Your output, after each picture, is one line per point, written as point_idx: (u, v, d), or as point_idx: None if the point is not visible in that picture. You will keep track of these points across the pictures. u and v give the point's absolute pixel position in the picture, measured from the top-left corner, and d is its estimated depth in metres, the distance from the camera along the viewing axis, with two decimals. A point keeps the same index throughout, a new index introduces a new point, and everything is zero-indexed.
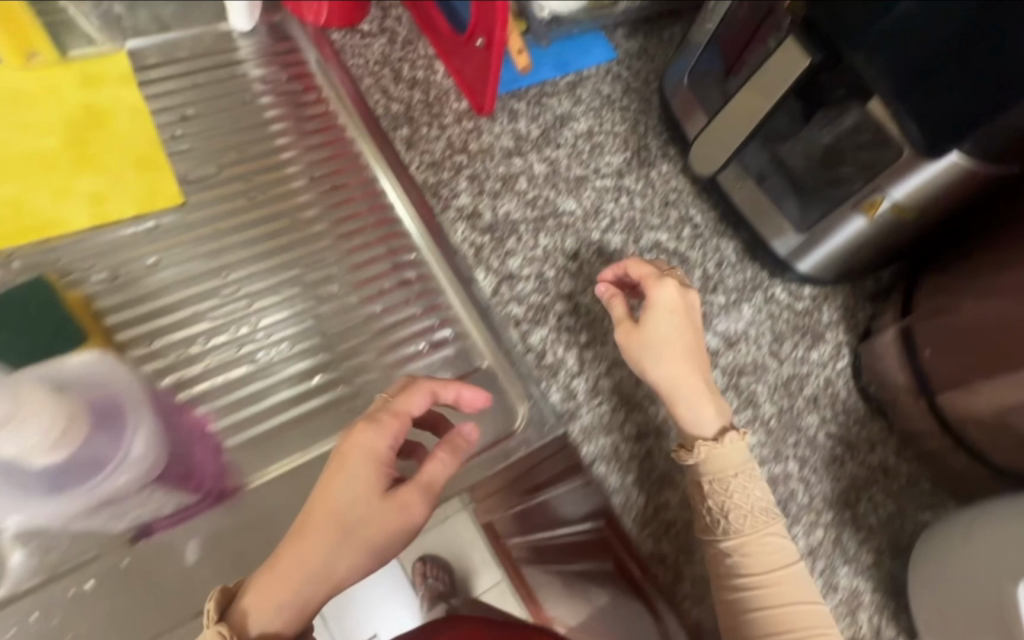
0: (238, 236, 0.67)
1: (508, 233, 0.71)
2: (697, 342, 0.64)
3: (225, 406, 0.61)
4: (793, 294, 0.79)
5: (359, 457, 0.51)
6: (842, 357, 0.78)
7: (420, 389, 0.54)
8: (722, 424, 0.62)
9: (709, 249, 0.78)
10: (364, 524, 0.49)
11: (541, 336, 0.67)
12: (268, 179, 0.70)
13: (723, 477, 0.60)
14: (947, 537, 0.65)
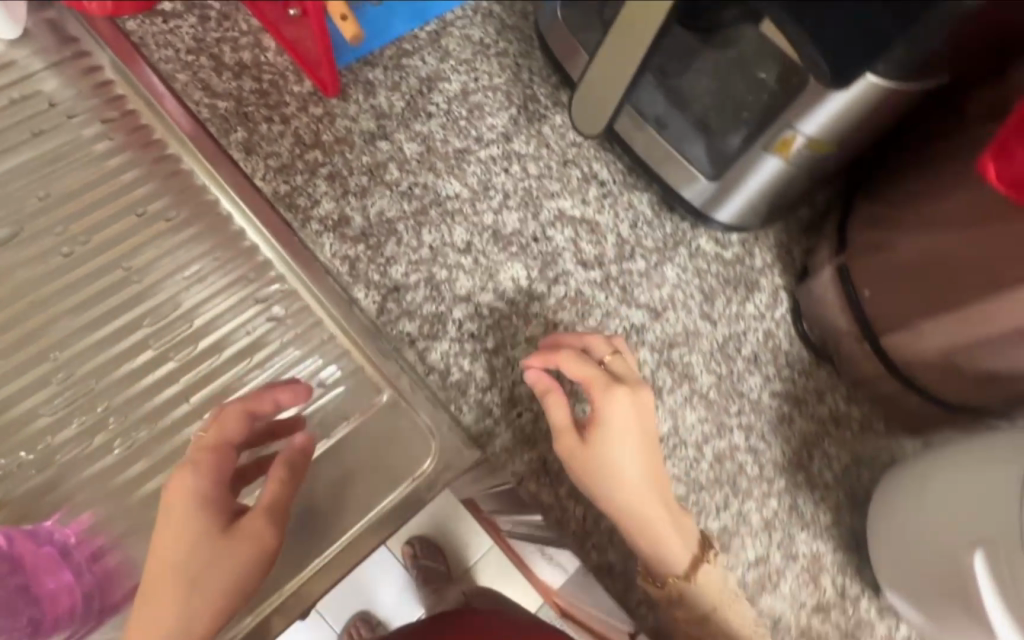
0: (58, 304, 0.55)
1: (386, 236, 0.61)
2: (660, 472, 0.53)
3: (87, 511, 0.51)
4: (719, 243, 0.71)
5: (180, 507, 0.44)
6: (780, 304, 0.71)
7: (229, 414, 0.47)
8: (693, 557, 0.53)
9: (620, 208, 0.69)
10: (205, 572, 0.43)
11: (441, 351, 0.59)
12: (86, 224, 0.57)
13: (704, 613, 0.53)
14: (907, 487, 0.60)
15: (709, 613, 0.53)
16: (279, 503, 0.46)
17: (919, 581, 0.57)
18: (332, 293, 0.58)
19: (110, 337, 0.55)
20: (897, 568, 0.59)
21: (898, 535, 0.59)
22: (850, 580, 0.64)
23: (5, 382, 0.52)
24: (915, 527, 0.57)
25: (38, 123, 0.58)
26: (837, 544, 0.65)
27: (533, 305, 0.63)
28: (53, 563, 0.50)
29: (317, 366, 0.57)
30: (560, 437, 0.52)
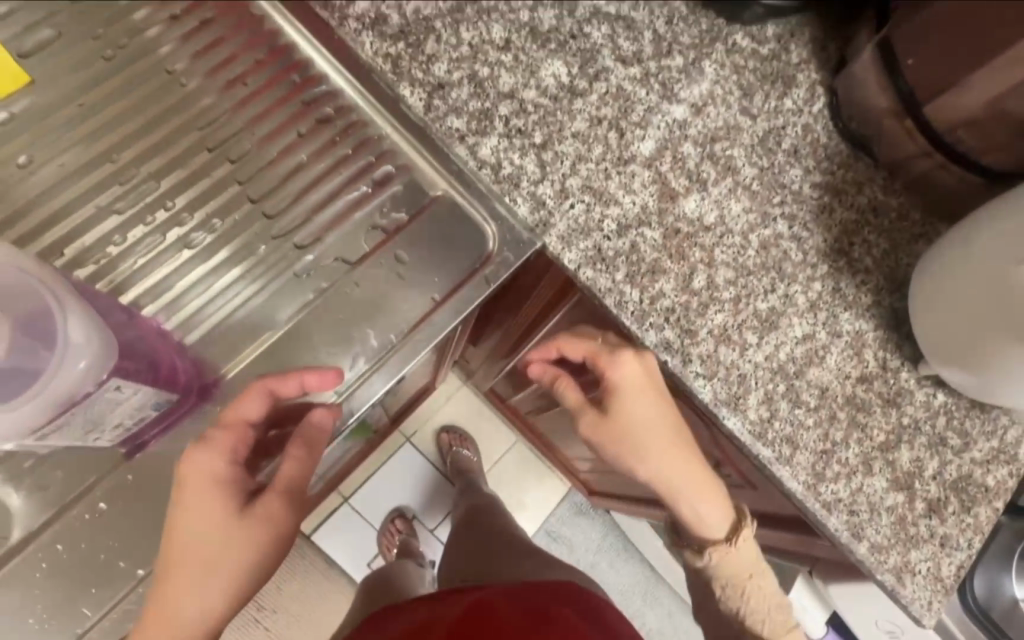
0: (117, 120, 0.59)
1: (425, 33, 0.60)
2: (686, 458, 0.59)
3: (170, 304, 0.58)
4: (755, 39, 0.70)
5: (201, 485, 0.50)
6: (818, 99, 0.71)
7: (251, 395, 0.52)
8: (717, 498, 0.59)
9: (655, 5, 0.68)
10: (228, 538, 0.50)
11: (491, 147, 0.59)
12: (132, 51, 0.61)
13: (741, 576, 0.59)
14: (947, 249, 0.62)
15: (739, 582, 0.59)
16: (296, 487, 0.53)
17: (960, 329, 0.60)
18: None
19: (166, 147, 0.60)
20: (938, 327, 0.62)
21: (943, 293, 0.61)
22: (891, 354, 0.67)
23: (81, 183, 0.58)
24: (957, 280, 0.59)
25: None
26: (877, 323, 0.67)
27: (576, 102, 0.63)
28: (156, 339, 0.54)
29: (370, 164, 0.62)
30: (579, 409, 0.59)
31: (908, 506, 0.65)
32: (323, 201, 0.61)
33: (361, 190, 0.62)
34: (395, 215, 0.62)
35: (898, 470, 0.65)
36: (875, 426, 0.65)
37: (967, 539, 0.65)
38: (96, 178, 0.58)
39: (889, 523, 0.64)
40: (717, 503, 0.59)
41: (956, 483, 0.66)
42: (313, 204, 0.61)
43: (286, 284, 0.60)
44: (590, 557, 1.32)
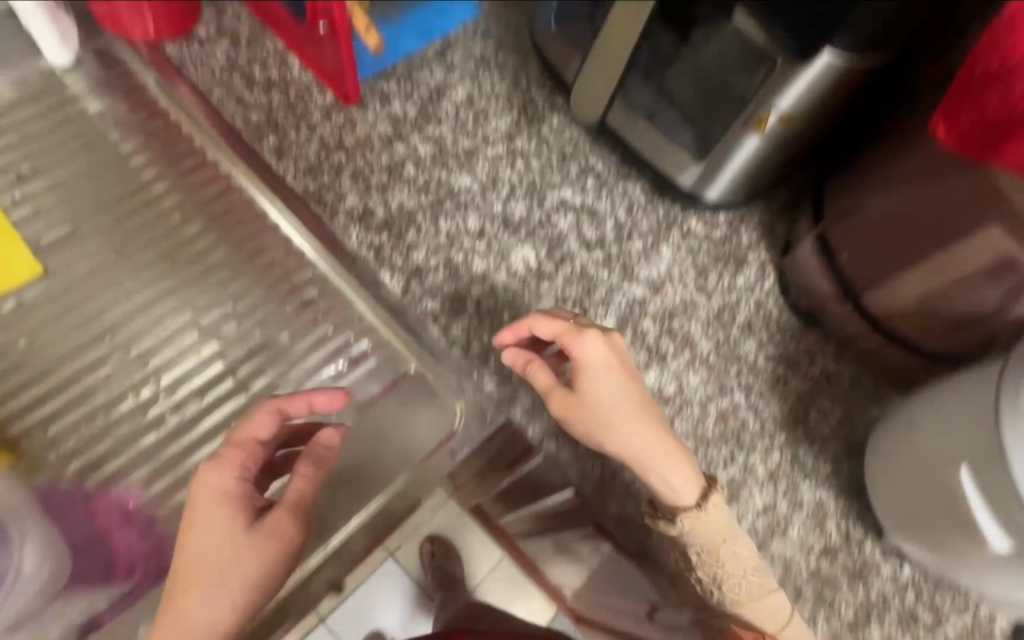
0: (112, 294, 0.60)
1: (407, 225, 0.67)
2: (637, 388, 0.57)
3: (147, 478, 0.56)
4: (707, 223, 0.78)
5: (208, 499, 0.48)
6: (768, 276, 0.77)
7: (262, 414, 0.52)
8: (682, 483, 0.56)
9: (616, 196, 0.76)
10: (235, 557, 0.47)
11: (462, 326, 0.64)
12: (138, 224, 0.63)
13: (715, 545, 0.57)
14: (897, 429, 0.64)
15: (717, 548, 0.57)
16: (305, 503, 0.51)
17: (917, 513, 0.61)
18: (361, 277, 0.64)
19: (161, 322, 0.61)
20: (897, 507, 0.63)
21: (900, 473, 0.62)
22: (853, 525, 0.68)
23: (65, 363, 0.58)
24: (910, 464, 0.61)
25: (91, 137, 0.64)
26: (838, 493, 0.69)
27: (543, 283, 0.69)
28: (116, 522, 0.54)
29: (348, 341, 0.63)
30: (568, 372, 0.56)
31: None
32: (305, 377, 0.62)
33: (337, 365, 0.63)
34: (370, 388, 0.63)
35: None
36: (843, 602, 0.65)
37: None
38: (79, 355, 0.58)
39: None
40: (667, 457, 0.56)
41: None
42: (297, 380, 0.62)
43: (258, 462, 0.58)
44: None
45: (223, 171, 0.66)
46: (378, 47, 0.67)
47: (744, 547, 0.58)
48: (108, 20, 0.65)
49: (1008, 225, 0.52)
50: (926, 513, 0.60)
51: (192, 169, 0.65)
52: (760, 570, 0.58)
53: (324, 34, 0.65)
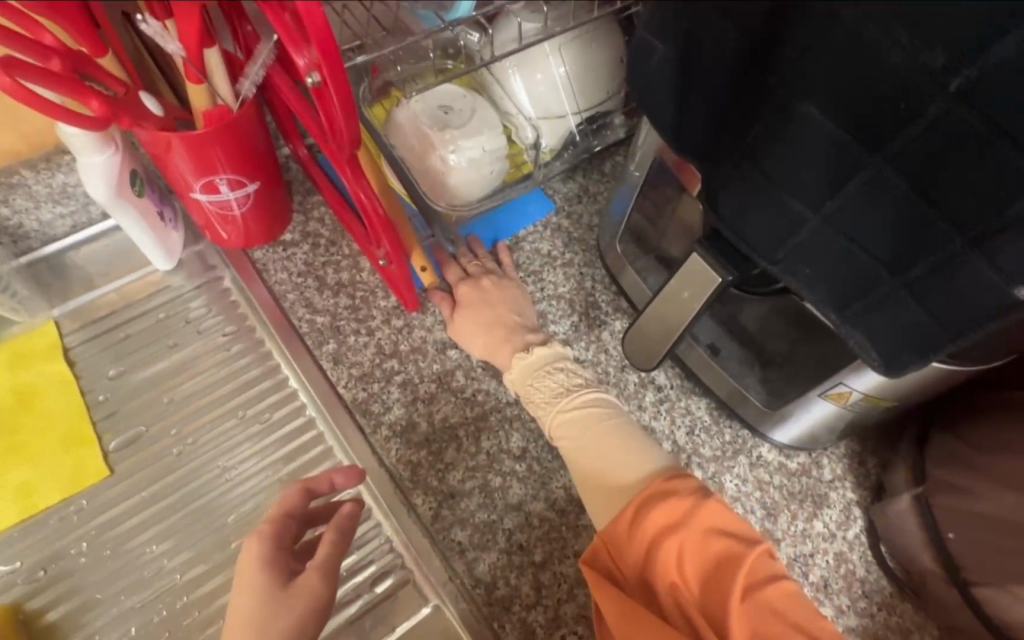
0: (161, 499, 0.62)
1: (447, 441, 0.66)
2: (503, 300, 0.69)
3: None
4: (783, 451, 0.69)
5: (249, 569, 0.48)
6: (854, 523, 0.67)
7: (289, 490, 0.53)
8: (521, 346, 0.66)
9: (677, 414, 0.70)
10: (272, 619, 0.45)
11: (490, 564, 0.61)
12: (199, 425, 0.66)
13: (525, 386, 0.64)
14: None
15: (529, 389, 0.63)
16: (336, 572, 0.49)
17: None
18: (395, 497, 0.63)
19: (200, 533, 0.61)
20: None
21: None
22: None
23: (111, 573, 0.59)
24: None
25: (175, 337, 0.70)
26: None
27: (584, 515, 0.64)
28: None
29: (374, 574, 0.61)
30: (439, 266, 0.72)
31: None
32: None
33: (361, 600, 0.60)
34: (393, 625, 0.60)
35: None
36: None
37: None
38: (125, 561, 0.59)
39: None
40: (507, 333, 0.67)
41: None
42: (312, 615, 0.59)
43: None
44: None
45: (282, 374, 0.69)
46: (433, 281, 0.71)
47: (558, 377, 0.63)
48: (207, 229, 0.71)
49: None
50: None
51: (261, 369, 0.69)
52: (575, 389, 0.62)
53: (382, 264, 0.68)
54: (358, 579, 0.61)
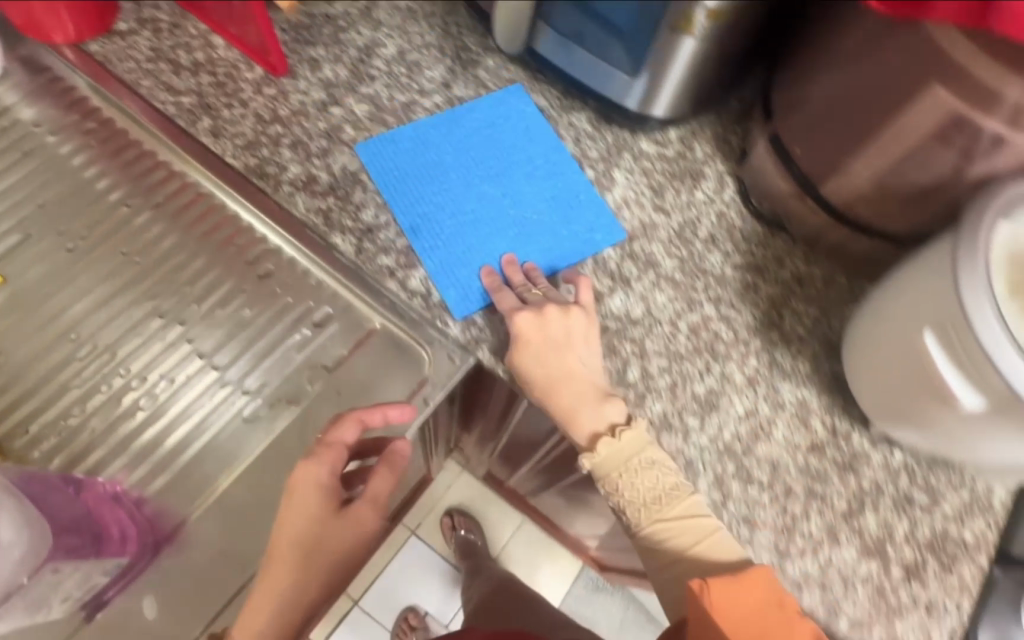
0: (70, 289, 0.64)
1: (353, 186, 0.67)
2: (571, 359, 0.61)
3: (134, 455, 0.60)
4: (659, 143, 0.75)
5: (305, 490, 0.55)
6: (728, 187, 0.75)
7: (346, 423, 0.57)
8: (604, 427, 0.60)
9: (562, 128, 0.74)
10: (322, 541, 0.54)
11: (421, 277, 0.64)
12: (86, 222, 0.66)
13: (610, 479, 0.59)
14: (880, 297, 0.60)
15: (614, 481, 0.59)
16: (383, 503, 0.57)
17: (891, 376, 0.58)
18: (314, 244, 0.65)
19: (121, 313, 0.63)
20: (874, 364, 0.60)
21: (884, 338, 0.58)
22: (838, 418, 0.68)
23: (42, 358, 0.61)
24: (885, 330, 0.58)
25: (26, 144, 0.68)
26: (820, 390, 0.68)
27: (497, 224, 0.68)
28: (107, 503, 0.58)
29: (310, 308, 0.65)
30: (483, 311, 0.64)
31: (884, 574, 0.63)
32: (267, 349, 0.64)
33: (302, 333, 0.64)
34: (337, 350, 0.64)
35: (866, 536, 0.64)
36: (834, 493, 0.65)
37: (954, 602, 0.63)
38: (53, 346, 0.62)
39: (866, 595, 0.62)
40: (596, 400, 0.60)
41: (932, 542, 0.65)
42: (260, 351, 0.63)
43: (236, 429, 0.61)
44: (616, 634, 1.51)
45: (162, 159, 0.68)
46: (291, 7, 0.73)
47: (654, 474, 0.59)
48: (28, 30, 0.66)
49: (951, 82, 0.50)
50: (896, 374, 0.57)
51: (134, 164, 0.68)
52: (671, 491, 0.59)
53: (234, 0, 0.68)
54: (295, 317, 0.65)
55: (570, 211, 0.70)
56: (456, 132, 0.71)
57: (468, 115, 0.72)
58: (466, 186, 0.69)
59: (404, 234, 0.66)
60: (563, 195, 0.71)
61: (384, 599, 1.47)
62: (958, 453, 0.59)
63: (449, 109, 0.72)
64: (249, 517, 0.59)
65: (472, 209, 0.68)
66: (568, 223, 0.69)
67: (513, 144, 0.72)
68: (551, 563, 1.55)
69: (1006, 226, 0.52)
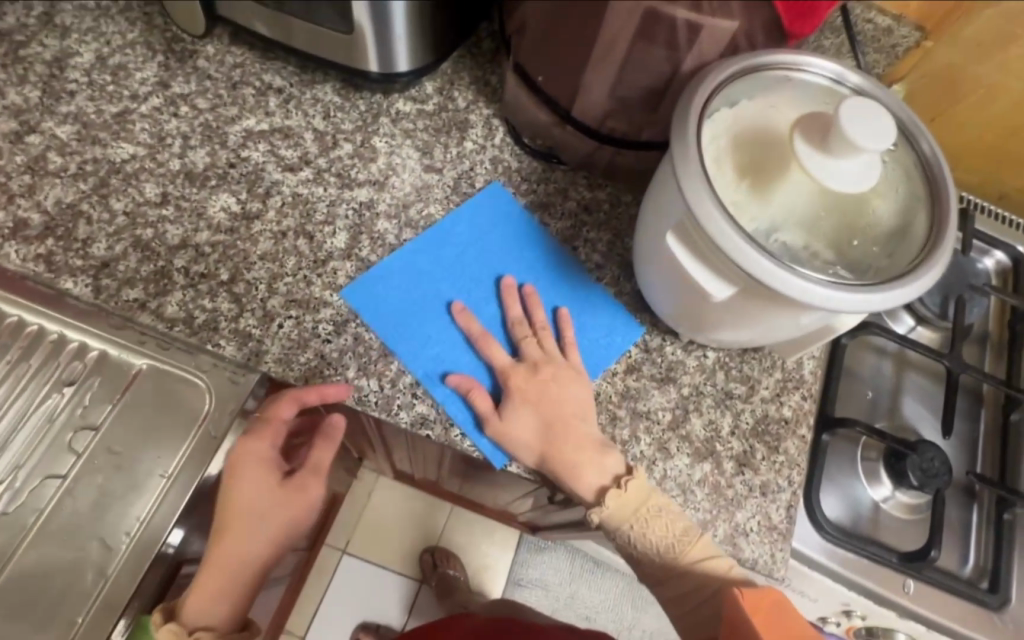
0: None
1: (74, 220, 0.59)
2: (564, 408, 0.58)
3: None
4: (417, 100, 0.71)
5: (248, 465, 0.56)
6: (497, 131, 0.72)
7: (280, 402, 0.56)
8: (608, 478, 0.57)
9: (307, 106, 0.68)
10: (272, 509, 0.57)
11: (177, 302, 0.59)
12: None
13: (624, 525, 0.56)
14: (641, 211, 0.60)
15: (626, 531, 0.56)
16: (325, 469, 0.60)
17: (664, 282, 0.58)
18: (42, 295, 0.58)
19: None
20: (653, 273, 0.60)
21: (649, 250, 0.58)
22: (649, 334, 0.68)
23: None
24: (648, 240, 0.57)
25: None
26: (627, 311, 0.68)
27: (254, 225, 0.63)
28: None
29: (57, 366, 0.58)
30: (485, 424, 0.58)
31: (717, 472, 0.65)
32: (15, 423, 0.56)
33: (56, 396, 0.57)
34: (100, 408, 0.57)
35: (696, 441, 0.66)
36: (658, 408, 0.66)
37: (786, 478, 0.66)
38: None
39: (705, 496, 0.64)
40: (598, 451, 0.57)
41: (756, 428, 0.67)
42: (7, 426, 0.56)
43: (3, 523, 0.55)
44: (568, 587, 1.50)
45: None
46: None
47: (670, 522, 0.56)
48: None
49: None
50: (668, 279, 0.57)
51: None
52: (686, 533, 0.56)
53: None
54: (43, 379, 0.57)
55: (585, 306, 0.67)
56: (442, 248, 0.65)
57: (453, 224, 0.67)
58: (472, 296, 0.64)
59: (420, 380, 0.60)
60: (573, 299, 0.67)
61: (330, 628, 1.41)
62: (752, 339, 0.61)
63: (433, 225, 0.67)
64: (40, 610, 0.53)
65: (484, 321, 0.63)
66: (584, 330, 0.66)
67: (510, 252, 0.67)
68: (490, 540, 1.53)
69: (716, 112, 0.52)
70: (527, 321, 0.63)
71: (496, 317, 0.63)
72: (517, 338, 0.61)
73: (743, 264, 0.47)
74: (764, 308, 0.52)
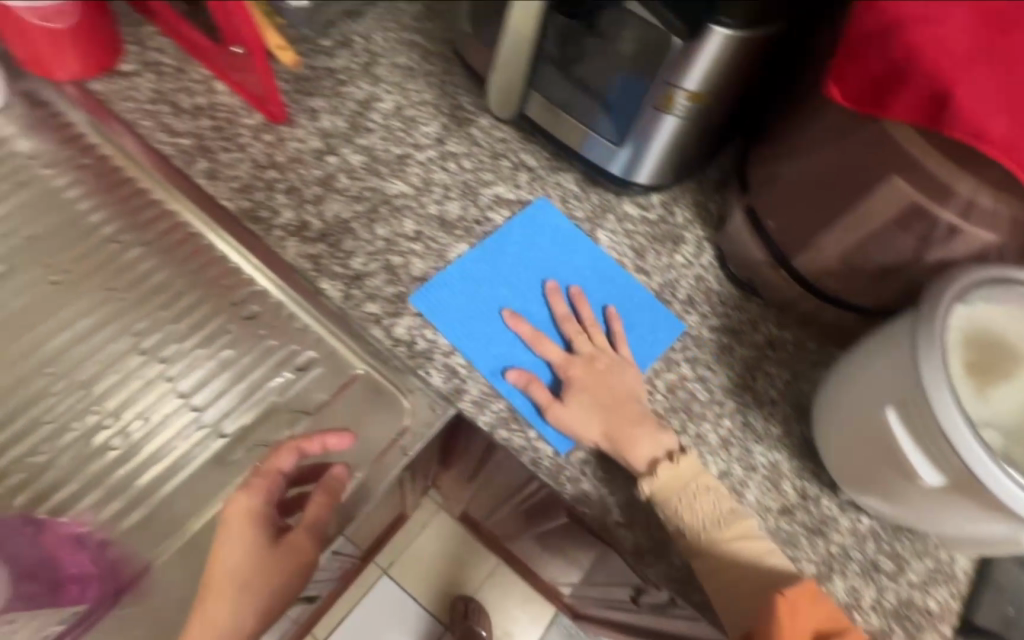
0: (62, 317, 0.67)
1: (343, 234, 0.68)
2: (620, 391, 0.64)
3: (102, 497, 0.62)
4: (642, 206, 0.79)
5: (239, 521, 0.57)
6: (705, 252, 0.77)
7: (283, 451, 0.60)
8: (662, 452, 0.62)
9: (550, 188, 0.77)
10: (257, 571, 0.55)
11: (406, 325, 0.65)
12: (83, 251, 0.69)
13: (672, 496, 0.59)
14: (840, 374, 0.63)
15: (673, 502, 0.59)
16: (322, 528, 0.58)
17: (853, 448, 0.60)
18: (307, 292, 0.67)
19: (104, 349, 0.67)
20: (839, 435, 0.62)
21: (844, 411, 0.60)
22: (808, 482, 0.69)
23: (17, 393, 0.64)
24: (849, 404, 0.60)
25: (20, 180, 0.71)
26: (792, 452, 0.70)
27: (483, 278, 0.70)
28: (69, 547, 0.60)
29: (294, 352, 0.67)
30: (547, 411, 0.62)
31: None
32: (248, 390, 0.66)
33: (283, 376, 0.67)
34: (318, 394, 0.66)
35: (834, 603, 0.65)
36: (804, 557, 0.66)
37: None
38: (36, 379, 0.65)
39: None
40: (649, 428, 0.62)
41: (897, 610, 0.66)
42: (241, 392, 0.66)
43: (222, 472, 0.64)
44: None
45: (167, 204, 0.71)
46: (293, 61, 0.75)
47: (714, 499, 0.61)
48: (33, 65, 0.69)
49: (907, 174, 0.54)
50: (859, 447, 0.59)
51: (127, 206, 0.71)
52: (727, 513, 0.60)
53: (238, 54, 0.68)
54: (276, 360, 0.67)
55: (630, 315, 0.72)
56: (525, 293, 0.69)
57: (508, 232, 0.72)
58: (526, 302, 0.69)
59: (486, 377, 0.64)
60: (621, 302, 0.73)
61: None
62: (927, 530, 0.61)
63: (486, 237, 0.72)
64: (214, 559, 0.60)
65: (535, 322, 0.68)
66: (633, 327, 0.71)
67: (557, 259, 0.73)
68: (524, 607, 1.49)
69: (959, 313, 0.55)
70: (574, 319, 0.69)
71: (545, 318, 0.69)
72: (569, 333, 0.67)
73: (966, 460, 0.48)
74: (959, 509, 0.53)
